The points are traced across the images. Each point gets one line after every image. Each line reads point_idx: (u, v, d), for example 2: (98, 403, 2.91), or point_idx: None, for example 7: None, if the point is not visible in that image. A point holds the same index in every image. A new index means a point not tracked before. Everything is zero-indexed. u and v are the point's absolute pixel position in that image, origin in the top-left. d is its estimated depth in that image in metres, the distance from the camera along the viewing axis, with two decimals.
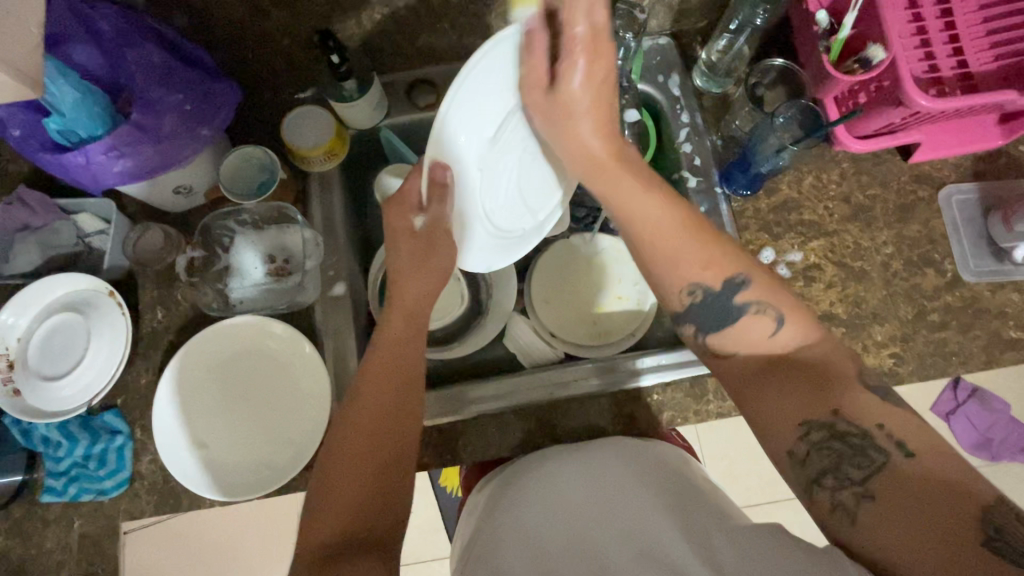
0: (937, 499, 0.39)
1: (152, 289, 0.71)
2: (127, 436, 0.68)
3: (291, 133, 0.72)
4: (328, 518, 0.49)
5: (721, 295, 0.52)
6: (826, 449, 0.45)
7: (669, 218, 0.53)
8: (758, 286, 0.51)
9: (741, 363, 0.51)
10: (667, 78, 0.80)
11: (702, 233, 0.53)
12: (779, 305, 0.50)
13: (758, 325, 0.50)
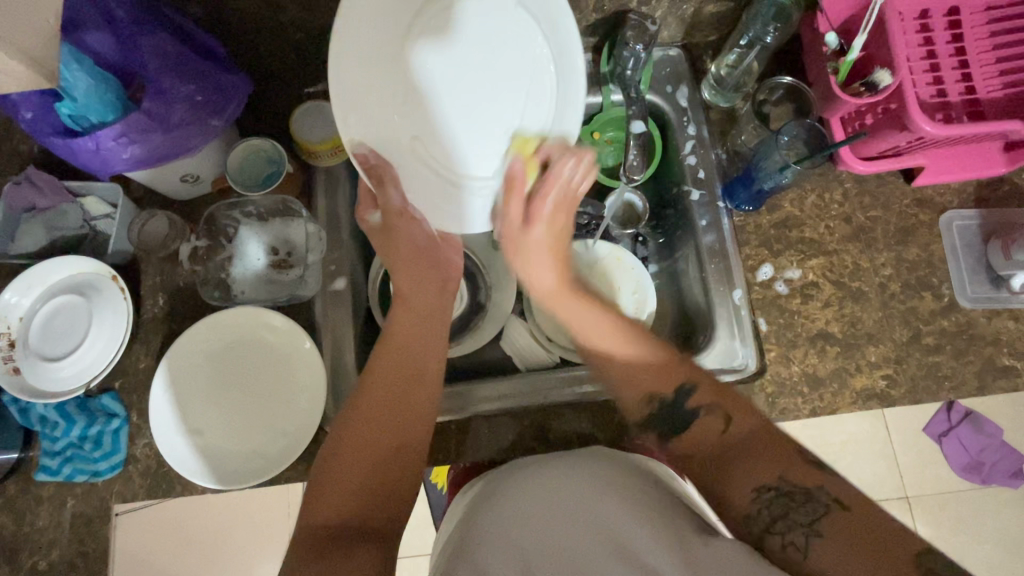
0: (882, 556, 0.43)
1: (155, 275, 0.72)
2: (123, 419, 0.69)
3: (298, 127, 0.73)
4: (329, 501, 0.52)
5: (673, 404, 0.58)
6: (776, 503, 0.49)
7: (611, 340, 0.62)
8: (701, 394, 0.57)
9: (700, 450, 0.56)
10: (675, 89, 0.80)
11: (622, 329, 0.62)
12: (725, 407, 0.56)
13: (710, 427, 0.56)
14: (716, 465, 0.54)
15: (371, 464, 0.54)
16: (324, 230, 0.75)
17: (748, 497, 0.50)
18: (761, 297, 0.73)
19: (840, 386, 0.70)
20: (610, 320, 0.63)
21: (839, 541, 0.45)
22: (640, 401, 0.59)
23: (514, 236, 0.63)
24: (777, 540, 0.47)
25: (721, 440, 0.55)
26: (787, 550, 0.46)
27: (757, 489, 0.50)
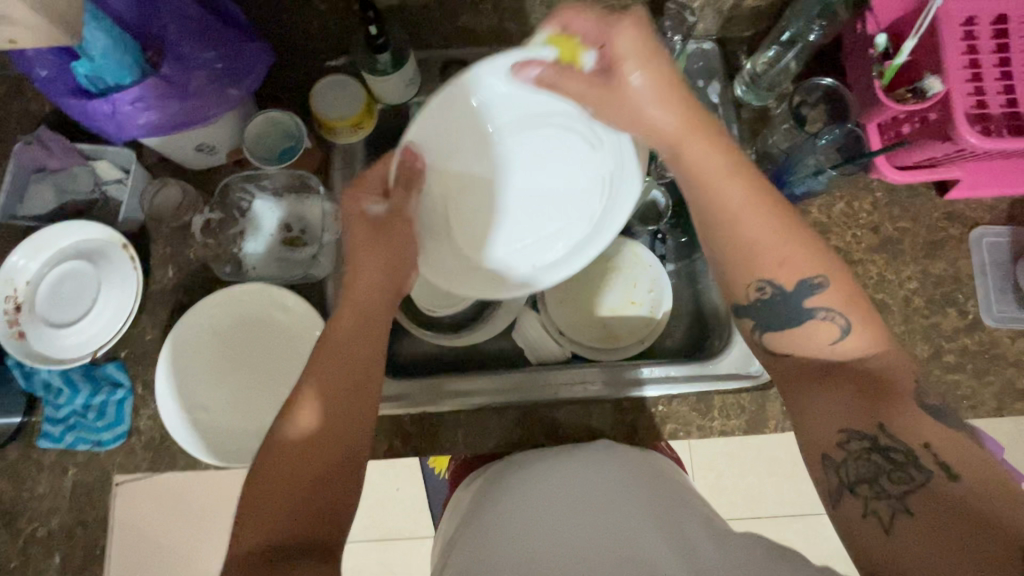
0: (987, 528, 0.36)
1: (165, 245, 0.71)
2: (128, 390, 0.68)
3: (319, 102, 0.72)
4: (262, 526, 0.44)
5: (782, 293, 0.49)
6: (867, 459, 0.43)
7: (777, 241, 0.48)
8: (830, 291, 0.48)
9: (809, 364, 0.48)
10: (707, 84, 0.78)
11: (796, 236, 0.48)
12: (851, 314, 0.47)
13: (824, 332, 0.47)
14: (800, 382, 0.48)
15: (313, 482, 0.46)
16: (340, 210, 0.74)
17: (833, 439, 0.45)
18: None
19: None
20: (783, 240, 0.48)
21: (938, 520, 0.38)
22: (745, 286, 0.50)
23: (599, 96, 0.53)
24: (854, 503, 0.43)
25: (830, 354, 0.47)
26: (865, 521, 0.41)
27: (843, 429, 0.44)
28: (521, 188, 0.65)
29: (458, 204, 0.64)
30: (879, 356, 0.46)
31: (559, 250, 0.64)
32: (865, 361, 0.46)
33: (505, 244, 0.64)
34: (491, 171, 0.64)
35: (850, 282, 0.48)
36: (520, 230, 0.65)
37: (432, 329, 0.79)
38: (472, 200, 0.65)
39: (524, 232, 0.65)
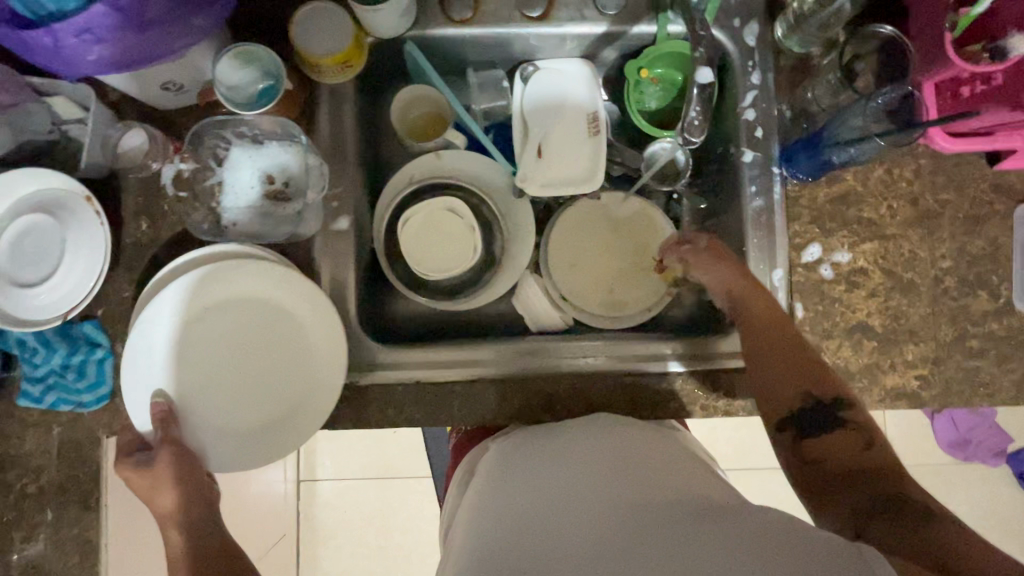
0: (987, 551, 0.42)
1: (138, 196, 0.65)
2: (107, 351, 0.65)
3: (301, 33, 0.63)
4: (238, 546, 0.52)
5: (822, 411, 0.57)
6: (886, 503, 0.49)
7: (790, 352, 0.60)
8: (855, 410, 0.57)
9: (832, 467, 0.55)
10: (743, 25, 0.69)
11: (805, 361, 0.60)
12: (869, 429, 0.56)
13: (850, 440, 0.56)
14: (843, 481, 0.53)
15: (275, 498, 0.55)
16: (328, 160, 0.67)
17: (859, 494, 0.51)
18: (802, 280, 0.67)
19: (869, 382, 0.66)
20: (801, 356, 0.60)
21: (948, 540, 0.43)
22: (792, 397, 0.58)
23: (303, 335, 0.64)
24: (877, 525, 0.48)
25: (857, 458, 0.54)
26: (890, 530, 0.46)
27: (874, 495, 0.50)
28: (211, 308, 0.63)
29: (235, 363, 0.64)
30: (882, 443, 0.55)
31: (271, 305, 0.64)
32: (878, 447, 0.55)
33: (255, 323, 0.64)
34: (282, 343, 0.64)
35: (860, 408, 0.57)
36: (224, 281, 0.62)
37: (431, 294, 0.72)
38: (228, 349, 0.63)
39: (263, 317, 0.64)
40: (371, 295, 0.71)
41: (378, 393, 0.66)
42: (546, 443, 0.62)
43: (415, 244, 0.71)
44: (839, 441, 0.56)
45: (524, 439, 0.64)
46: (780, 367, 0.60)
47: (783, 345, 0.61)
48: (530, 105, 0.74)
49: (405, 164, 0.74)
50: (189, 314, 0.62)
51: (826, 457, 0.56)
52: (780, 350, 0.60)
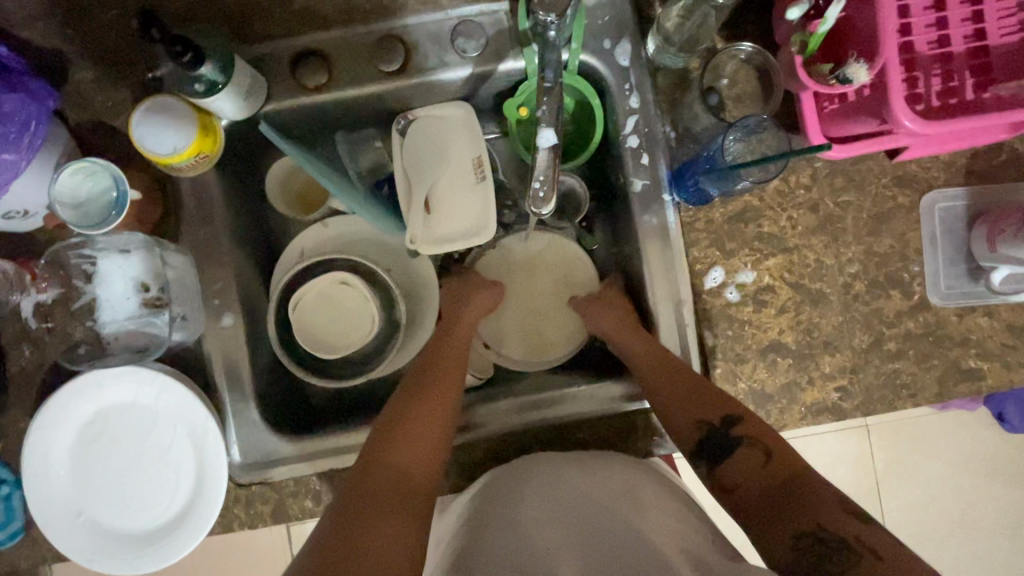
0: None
1: (12, 325, 0.62)
2: (14, 485, 0.64)
3: (139, 134, 0.59)
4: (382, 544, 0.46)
5: (718, 433, 0.57)
6: (809, 548, 0.45)
7: (686, 383, 0.60)
8: (751, 424, 0.56)
9: (745, 490, 0.53)
10: (615, 45, 0.65)
11: (701, 387, 0.60)
12: (768, 442, 0.54)
13: (750, 459, 0.54)
14: (756, 510, 0.51)
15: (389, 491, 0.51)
16: (201, 256, 0.64)
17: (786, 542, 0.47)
18: (707, 307, 0.65)
19: (789, 402, 0.65)
20: (694, 384, 0.60)
21: None
22: (690, 424, 0.58)
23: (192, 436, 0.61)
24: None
25: (763, 474, 0.53)
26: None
27: (793, 534, 0.47)
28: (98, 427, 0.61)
29: (133, 483, 0.61)
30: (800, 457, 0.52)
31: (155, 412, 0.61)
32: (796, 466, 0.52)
33: (144, 436, 0.61)
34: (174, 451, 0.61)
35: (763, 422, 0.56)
36: (106, 396, 0.60)
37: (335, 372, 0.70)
38: (123, 471, 0.61)
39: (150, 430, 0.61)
40: (277, 382, 0.69)
41: (292, 487, 0.64)
42: (533, 476, 0.60)
43: (311, 324, 0.68)
44: (748, 458, 0.54)
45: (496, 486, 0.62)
46: (682, 396, 0.60)
47: (666, 375, 0.61)
48: (411, 160, 0.70)
49: (296, 237, 0.72)
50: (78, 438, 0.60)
51: (746, 483, 0.53)
52: (670, 380, 0.61)
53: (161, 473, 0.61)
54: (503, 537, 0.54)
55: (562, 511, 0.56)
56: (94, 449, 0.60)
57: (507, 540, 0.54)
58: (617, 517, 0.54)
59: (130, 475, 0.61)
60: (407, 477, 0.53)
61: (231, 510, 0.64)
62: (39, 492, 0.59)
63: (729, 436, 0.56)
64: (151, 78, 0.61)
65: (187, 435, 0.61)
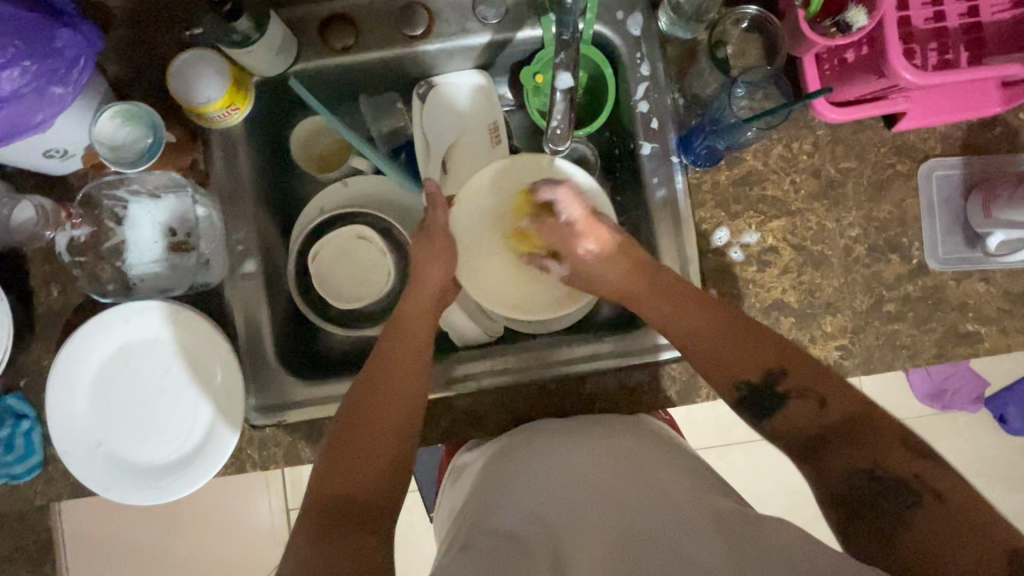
0: (969, 541, 0.41)
1: (42, 265, 0.64)
2: (34, 420, 0.65)
3: (176, 83, 0.63)
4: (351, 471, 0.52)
5: (759, 387, 0.55)
6: (868, 487, 0.47)
7: (716, 334, 0.57)
8: (797, 375, 0.54)
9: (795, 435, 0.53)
10: (627, 16, 0.68)
11: (738, 338, 0.57)
12: (817, 388, 0.53)
13: (803, 410, 0.53)
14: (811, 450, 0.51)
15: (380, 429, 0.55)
16: (226, 203, 0.67)
17: (840, 479, 0.49)
18: (712, 266, 0.67)
19: None
20: (734, 331, 0.57)
21: (933, 531, 0.43)
22: (728, 385, 0.56)
23: (210, 372, 0.64)
24: (856, 523, 0.48)
25: (820, 423, 0.52)
26: (863, 528, 0.47)
27: (847, 471, 0.49)
28: (121, 361, 0.63)
29: (151, 418, 0.63)
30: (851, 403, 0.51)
31: (177, 348, 0.64)
32: (840, 412, 0.51)
33: (164, 372, 0.64)
34: (192, 388, 0.64)
35: (818, 374, 0.54)
36: (132, 330, 0.63)
37: (351, 323, 0.72)
38: (143, 404, 0.63)
39: (172, 364, 0.64)
40: (293, 331, 0.71)
41: (307, 430, 0.65)
42: (534, 447, 0.60)
43: (329, 275, 0.71)
44: (806, 410, 0.52)
45: (511, 437, 0.63)
46: (715, 346, 0.57)
47: (701, 312, 0.59)
48: (431, 124, 0.73)
49: (316, 197, 0.74)
50: (102, 369, 0.63)
51: (799, 427, 0.53)
52: (702, 329, 0.58)
53: (177, 408, 0.63)
54: (509, 509, 0.55)
55: (560, 474, 0.57)
56: (117, 381, 0.63)
57: (514, 510, 0.54)
58: (615, 481, 0.55)
59: (149, 409, 0.63)
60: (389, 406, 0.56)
61: (244, 452, 0.65)
62: (61, 418, 0.61)
63: (775, 393, 0.54)
64: (188, 35, 0.65)
65: (206, 370, 0.64)
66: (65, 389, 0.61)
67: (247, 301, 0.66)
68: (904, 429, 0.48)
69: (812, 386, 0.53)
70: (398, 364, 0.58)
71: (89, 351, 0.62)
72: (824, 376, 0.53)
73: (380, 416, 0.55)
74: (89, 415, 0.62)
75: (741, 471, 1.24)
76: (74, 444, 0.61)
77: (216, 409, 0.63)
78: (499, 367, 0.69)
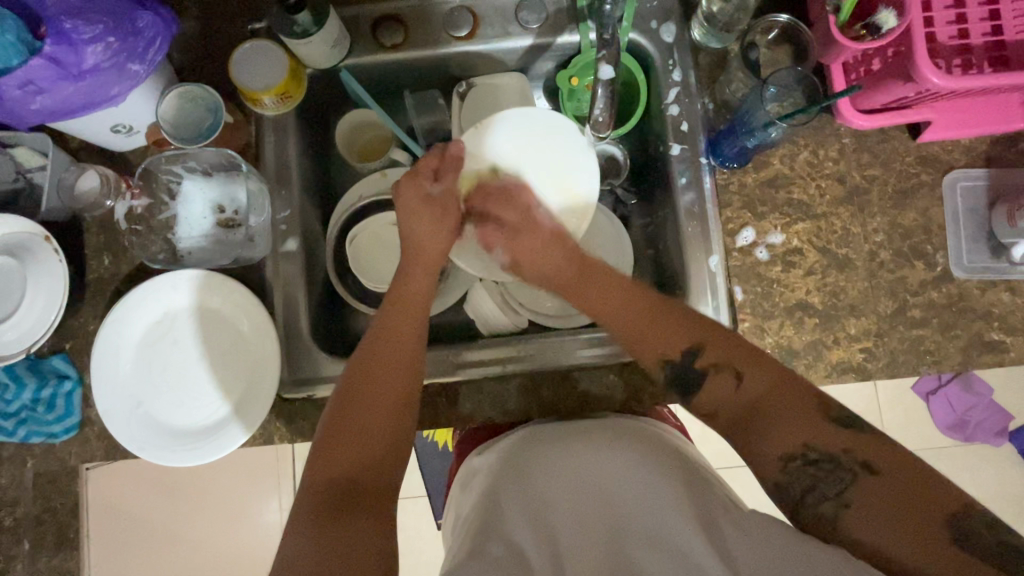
0: (908, 515, 0.44)
1: (98, 234, 0.68)
2: (76, 382, 0.68)
3: (239, 70, 0.67)
4: (343, 455, 0.53)
5: (682, 367, 0.57)
6: (803, 473, 0.49)
7: (630, 311, 0.61)
8: (711, 351, 0.56)
9: (723, 414, 0.55)
10: (660, 25, 0.72)
11: (661, 315, 0.60)
12: (734, 363, 0.55)
13: (722, 383, 0.55)
14: (737, 426, 0.53)
15: (378, 416, 0.56)
16: (273, 184, 0.70)
17: (777, 466, 0.50)
18: (738, 264, 0.69)
19: (814, 359, 0.67)
20: (666, 315, 0.59)
21: (879, 511, 0.45)
22: (654, 362, 0.59)
23: (246, 345, 0.66)
24: (810, 510, 0.49)
25: (737, 400, 0.54)
26: (821, 518, 0.48)
27: (782, 460, 0.50)
28: (163, 328, 0.66)
29: (188, 383, 0.66)
30: (772, 389, 0.52)
31: (212, 320, 0.67)
32: (757, 403, 0.53)
33: (202, 341, 0.67)
34: (228, 358, 0.66)
35: (727, 344, 0.56)
36: (175, 300, 0.66)
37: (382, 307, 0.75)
38: (182, 369, 0.66)
39: (209, 335, 0.67)
40: (327, 311, 0.74)
41: None
42: (540, 449, 0.60)
43: (364, 257, 0.74)
44: (752, 378, 0.54)
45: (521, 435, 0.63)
46: (647, 326, 0.59)
47: (651, 301, 0.61)
48: (468, 121, 0.76)
49: (355, 186, 0.77)
50: (146, 334, 0.66)
51: (718, 402, 0.55)
52: (626, 312, 0.61)
53: (214, 377, 0.66)
54: (516, 509, 0.54)
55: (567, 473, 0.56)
56: (158, 346, 0.66)
57: (525, 509, 0.54)
58: (619, 477, 0.55)
59: (187, 375, 0.66)
60: (384, 389, 0.57)
61: (273, 423, 0.66)
62: (103, 376, 0.63)
63: (692, 371, 0.56)
64: (252, 29, 0.70)
65: (242, 342, 0.67)
66: (109, 350, 0.64)
67: (287, 277, 0.69)
68: (820, 394, 0.52)
69: (754, 374, 0.54)
70: (389, 360, 0.59)
71: (133, 315, 0.65)
72: (743, 355, 0.55)
73: (373, 404, 0.56)
74: (132, 375, 0.65)
75: (755, 491, 1.23)
76: (113, 402, 0.63)
77: (248, 382, 0.66)
78: (519, 352, 0.72)
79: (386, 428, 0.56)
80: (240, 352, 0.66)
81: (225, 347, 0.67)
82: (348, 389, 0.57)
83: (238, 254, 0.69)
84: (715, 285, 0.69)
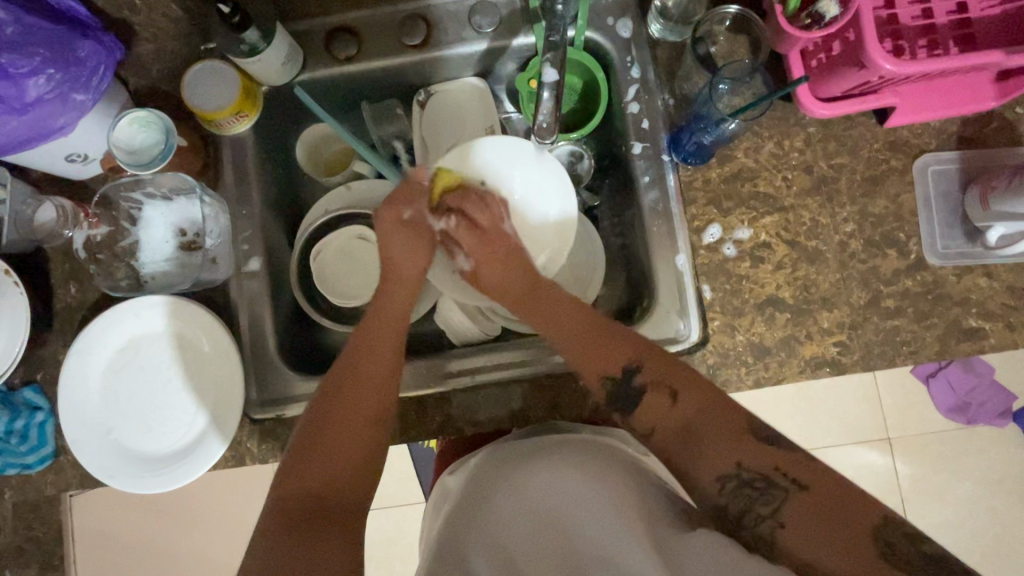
0: (837, 529, 0.44)
1: (62, 264, 0.68)
2: (49, 412, 0.68)
3: (191, 92, 0.67)
4: (315, 471, 0.53)
5: (624, 385, 0.54)
6: (740, 493, 0.48)
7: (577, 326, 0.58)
8: (653, 369, 0.54)
9: (662, 433, 0.52)
10: (617, 21, 0.71)
11: (594, 334, 0.57)
12: (668, 382, 0.53)
13: (657, 403, 0.53)
14: (675, 449, 0.51)
15: (352, 430, 0.55)
16: (234, 205, 0.70)
17: (715, 488, 0.49)
18: (706, 262, 0.67)
19: (787, 355, 0.66)
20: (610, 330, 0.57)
21: (812, 525, 0.45)
22: (599, 377, 0.56)
23: (214, 367, 0.66)
24: (747, 531, 0.48)
25: (673, 415, 0.52)
26: (758, 539, 0.47)
27: (720, 477, 0.49)
28: (131, 355, 0.66)
29: (159, 408, 0.66)
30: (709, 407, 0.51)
31: (179, 345, 0.67)
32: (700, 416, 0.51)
33: (171, 365, 0.67)
34: (197, 381, 0.66)
35: (665, 362, 0.55)
36: (140, 327, 0.66)
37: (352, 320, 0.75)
38: (152, 393, 0.66)
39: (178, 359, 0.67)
40: (296, 329, 0.73)
41: None
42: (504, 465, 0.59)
43: (330, 273, 0.74)
44: (687, 396, 0.52)
45: (506, 447, 0.63)
46: (606, 345, 0.56)
47: (582, 312, 0.59)
48: (430, 129, 0.76)
49: (323, 198, 0.77)
50: (115, 360, 0.66)
51: (658, 421, 0.53)
52: (564, 319, 0.59)
53: (184, 400, 0.66)
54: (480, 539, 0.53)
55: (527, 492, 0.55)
56: (127, 373, 0.66)
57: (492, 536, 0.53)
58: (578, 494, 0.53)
59: (158, 399, 0.66)
60: (364, 398, 0.57)
61: (243, 444, 0.66)
62: (73, 405, 0.63)
63: (633, 389, 0.54)
64: (205, 49, 0.70)
65: (211, 365, 0.66)
66: (79, 379, 0.64)
67: (251, 298, 0.69)
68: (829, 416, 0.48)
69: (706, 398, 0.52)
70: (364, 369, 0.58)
71: (98, 345, 0.65)
72: (681, 373, 0.54)
73: (345, 413, 0.56)
74: (102, 402, 0.65)
75: None
76: (84, 430, 0.63)
77: (217, 405, 0.65)
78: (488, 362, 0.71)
79: (359, 440, 0.55)
80: (209, 374, 0.66)
81: (194, 369, 0.66)
82: (326, 399, 0.56)
83: (197, 276, 0.68)
84: (682, 284, 0.68)
